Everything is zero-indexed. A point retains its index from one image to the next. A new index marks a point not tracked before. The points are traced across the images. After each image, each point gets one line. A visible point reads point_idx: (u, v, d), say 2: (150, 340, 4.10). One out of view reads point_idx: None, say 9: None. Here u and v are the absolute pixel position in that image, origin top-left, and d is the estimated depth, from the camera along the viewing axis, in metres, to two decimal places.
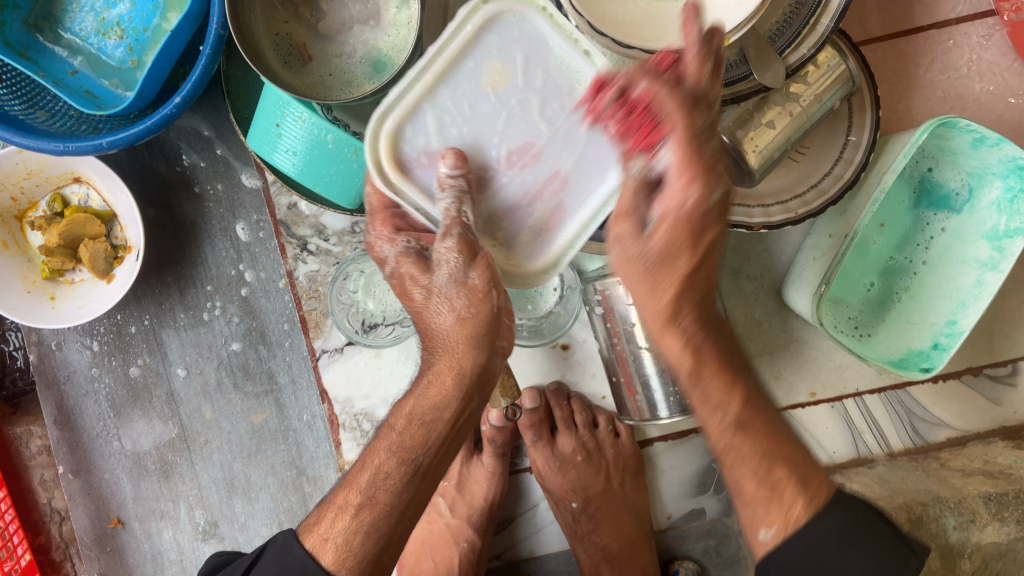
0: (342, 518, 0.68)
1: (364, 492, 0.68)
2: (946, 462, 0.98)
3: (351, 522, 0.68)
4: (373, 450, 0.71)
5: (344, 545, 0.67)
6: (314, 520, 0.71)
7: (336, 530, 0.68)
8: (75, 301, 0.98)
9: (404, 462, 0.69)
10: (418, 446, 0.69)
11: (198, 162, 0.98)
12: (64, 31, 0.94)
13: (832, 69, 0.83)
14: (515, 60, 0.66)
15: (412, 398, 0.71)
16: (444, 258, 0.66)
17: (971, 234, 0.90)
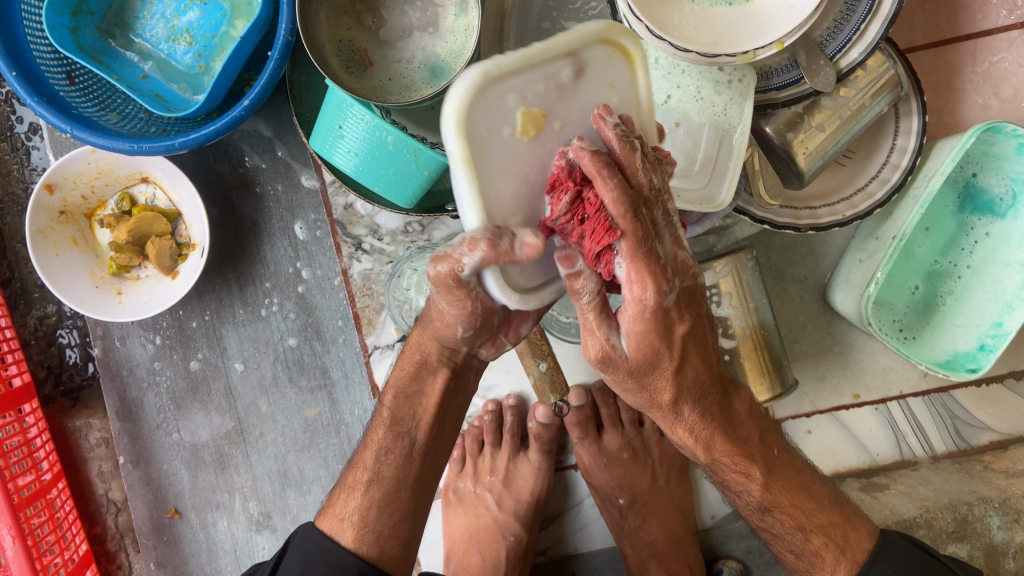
0: (355, 496, 0.76)
1: (371, 470, 0.76)
2: (990, 464, 0.98)
3: (362, 499, 0.75)
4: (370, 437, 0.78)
5: (360, 522, 0.75)
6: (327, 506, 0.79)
7: (350, 509, 0.76)
8: (141, 296, 1.02)
9: (399, 437, 0.75)
10: (409, 420, 0.76)
11: (259, 163, 1.01)
12: (136, 37, 0.98)
13: (880, 75, 0.84)
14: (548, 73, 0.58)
15: (440, 385, 0.78)
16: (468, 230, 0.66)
17: (1015, 238, 0.91)
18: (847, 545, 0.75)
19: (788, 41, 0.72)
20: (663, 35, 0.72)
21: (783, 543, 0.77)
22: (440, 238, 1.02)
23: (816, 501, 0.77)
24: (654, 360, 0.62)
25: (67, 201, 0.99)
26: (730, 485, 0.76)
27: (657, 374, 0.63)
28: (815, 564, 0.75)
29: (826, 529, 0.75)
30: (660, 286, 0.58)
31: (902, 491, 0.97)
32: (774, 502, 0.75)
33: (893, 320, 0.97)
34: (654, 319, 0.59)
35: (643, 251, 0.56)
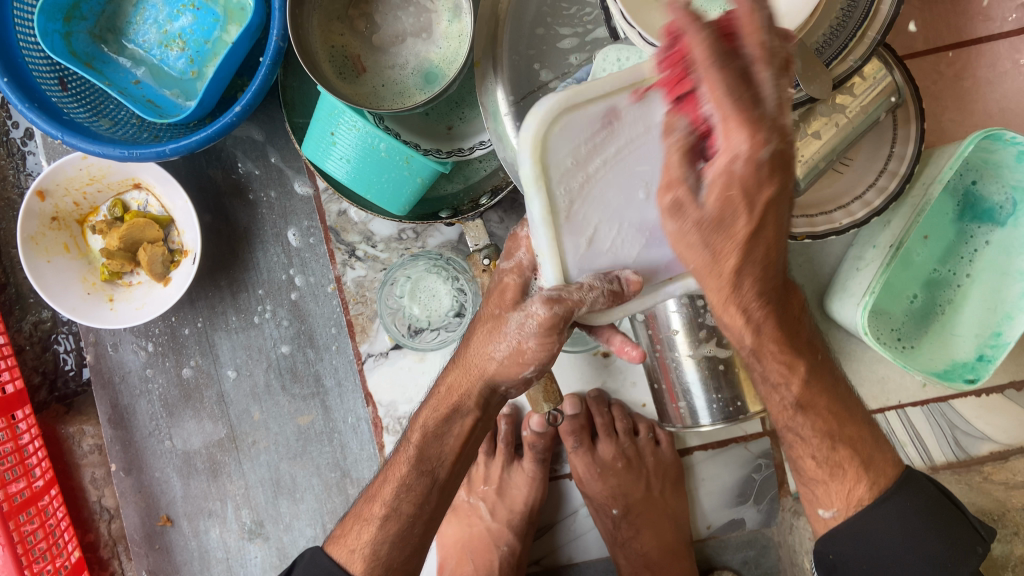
0: (367, 530, 0.75)
1: (387, 505, 0.75)
2: (989, 475, 0.97)
3: (376, 533, 0.75)
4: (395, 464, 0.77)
5: (370, 555, 0.74)
6: (338, 533, 0.79)
7: (363, 540, 0.75)
8: (132, 303, 1.01)
9: (424, 475, 0.75)
10: (435, 460, 0.75)
11: (252, 170, 1.01)
12: (128, 42, 0.98)
13: (877, 82, 0.84)
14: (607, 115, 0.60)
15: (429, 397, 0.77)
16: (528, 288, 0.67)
17: (1015, 246, 0.89)
18: (872, 465, 0.73)
19: (782, 49, 0.72)
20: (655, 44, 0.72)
21: (805, 450, 0.74)
22: (434, 245, 1.01)
23: (849, 413, 0.74)
24: (731, 215, 0.52)
25: (58, 207, 0.99)
26: (767, 378, 0.72)
27: (732, 234, 0.53)
28: (836, 475, 0.73)
29: (855, 443, 0.73)
30: (756, 131, 0.45)
31: None
32: (811, 401, 0.72)
33: (891, 328, 0.96)
34: (747, 171, 0.48)
35: (739, 94, 0.44)
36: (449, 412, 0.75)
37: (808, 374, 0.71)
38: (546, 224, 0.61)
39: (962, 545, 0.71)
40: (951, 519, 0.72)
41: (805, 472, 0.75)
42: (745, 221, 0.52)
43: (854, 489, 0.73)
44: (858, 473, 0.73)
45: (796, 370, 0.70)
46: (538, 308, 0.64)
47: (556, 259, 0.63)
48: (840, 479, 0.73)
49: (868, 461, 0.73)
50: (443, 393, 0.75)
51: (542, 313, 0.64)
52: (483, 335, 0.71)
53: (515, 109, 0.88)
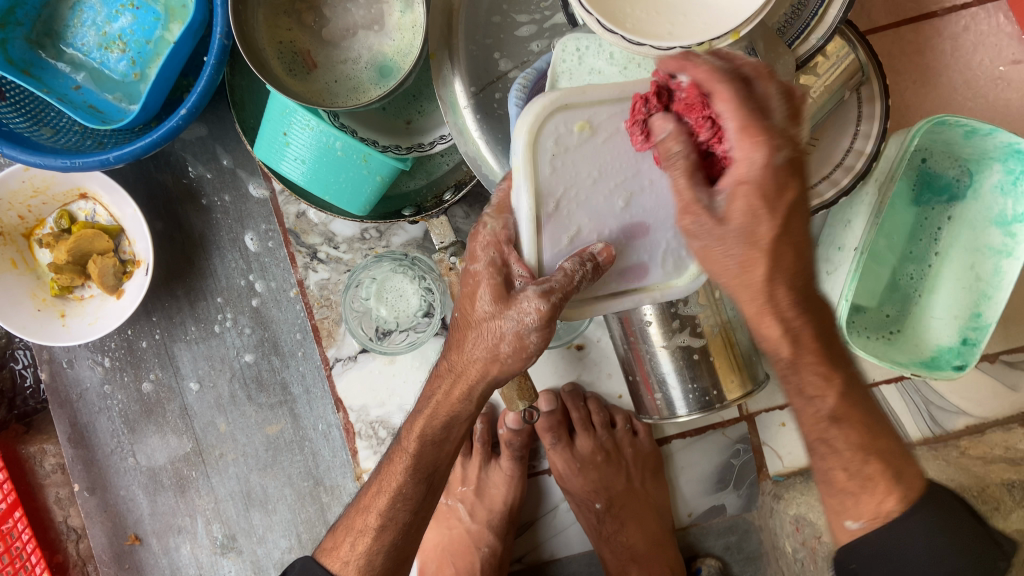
0: (363, 541, 0.73)
1: (384, 515, 0.72)
2: (967, 450, 0.98)
3: (372, 544, 0.72)
4: (388, 470, 0.73)
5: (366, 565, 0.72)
6: (330, 544, 0.75)
7: (357, 552, 0.72)
8: (85, 318, 0.97)
9: (421, 482, 0.72)
10: (432, 466, 0.72)
11: (204, 173, 0.97)
12: (66, 46, 0.93)
13: (840, 59, 0.82)
14: (597, 117, 0.61)
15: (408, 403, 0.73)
16: (525, 309, 0.61)
17: (978, 220, 0.90)
18: (901, 476, 0.63)
19: (743, 30, 0.69)
20: (614, 29, 0.69)
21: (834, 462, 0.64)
22: (399, 244, 0.99)
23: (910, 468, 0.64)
24: (754, 219, 0.55)
25: (2, 222, 0.94)
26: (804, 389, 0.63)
27: (749, 281, 0.58)
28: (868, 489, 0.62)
29: (885, 454, 0.63)
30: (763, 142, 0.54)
31: None
32: (847, 413, 0.63)
33: (876, 313, 0.95)
34: (767, 171, 0.54)
35: (752, 110, 0.54)
36: (449, 419, 0.70)
37: (844, 386, 0.63)
38: (534, 220, 0.61)
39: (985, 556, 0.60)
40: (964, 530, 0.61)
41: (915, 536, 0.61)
42: (770, 227, 0.56)
43: (883, 501, 0.62)
44: (900, 489, 0.63)
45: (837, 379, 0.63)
46: (534, 302, 0.61)
47: (533, 241, 0.61)
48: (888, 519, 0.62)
49: (897, 473, 0.63)
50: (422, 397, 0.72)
51: (539, 308, 0.61)
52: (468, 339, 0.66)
53: (474, 101, 0.86)
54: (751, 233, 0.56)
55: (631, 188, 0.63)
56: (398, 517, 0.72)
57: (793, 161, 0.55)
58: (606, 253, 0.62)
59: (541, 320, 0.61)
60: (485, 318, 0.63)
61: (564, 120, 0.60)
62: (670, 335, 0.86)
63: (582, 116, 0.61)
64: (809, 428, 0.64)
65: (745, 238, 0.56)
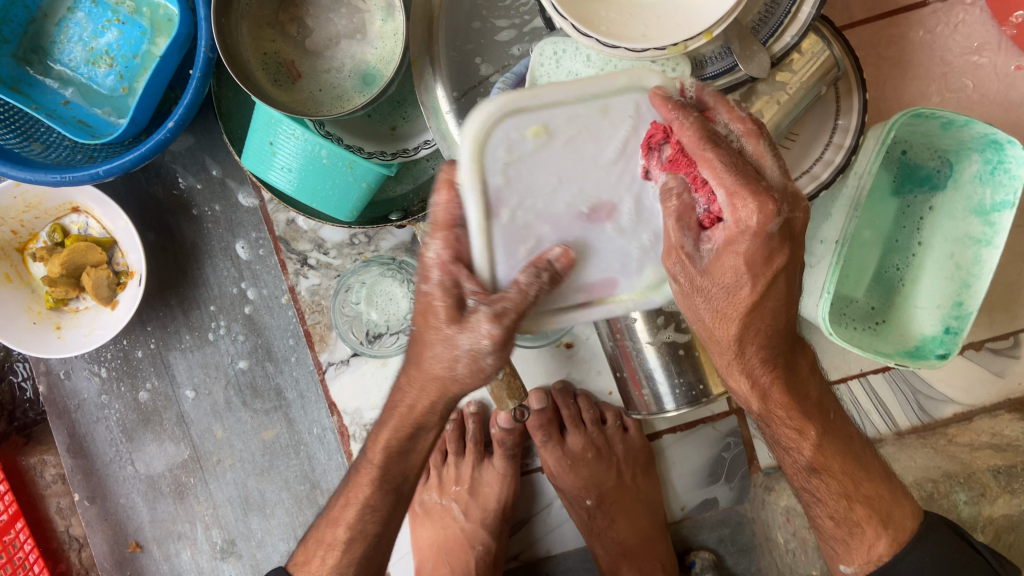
0: (333, 554, 0.76)
1: (353, 528, 0.75)
2: (954, 437, 0.99)
3: (341, 557, 0.75)
4: (355, 484, 0.75)
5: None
6: (303, 558, 0.79)
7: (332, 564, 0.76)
8: (81, 329, 0.98)
9: (388, 493, 0.74)
10: (398, 477, 0.74)
11: (194, 184, 0.98)
12: (55, 63, 0.95)
13: (816, 56, 0.83)
14: (552, 121, 0.62)
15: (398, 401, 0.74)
16: (478, 337, 0.60)
17: (959, 210, 0.90)
18: (890, 522, 0.75)
19: (717, 30, 0.69)
20: (589, 33, 0.70)
21: (823, 510, 0.77)
22: (388, 248, 1.00)
23: (866, 472, 0.76)
24: (736, 282, 0.60)
25: None
26: (779, 442, 0.75)
27: (735, 298, 0.60)
28: (854, 534, 0.75)
29: (871, 501, 0.75)
30: (762, 198, 0.55)
31: None
32: (825, 463, 0.75)
33: (861, 305, 0.96)
34: (759, 235, 0.56)
35: (741, 169, 0.56)
36: (414, 430, 0.70)
37: (820, 440, 0.74)
38: (484, 225, 0.61)
39: None
40: (967, 562, 0.72)
41: (827, 531, 0.78)
42: (747, 294, 0.60)
43: (874, 546, 0.74)
44: (878, 530, 0.75)
45: (809, 435, 0.73)
46: (486, 327, 0.59)
47: (485, 249, 0.61)
48: (859, 538, 0.75)
49: (885, 517, 0.75)
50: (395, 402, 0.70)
51: (492, 332, 0.59)
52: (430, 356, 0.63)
53: (457, 106, 0.87)
54: (734, 285, 0.60)
55: (593, 197, 0.63)
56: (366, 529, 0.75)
57: (784, 229, 0.57)
58: (563, 258, 0.62)
59: (495, 344, 0.60)
60: (442, 338, 0.61)
61: (519, 126, 0.61)
62: (655, 331, 0.88)
63: (536, 121, 0.61)
64: (792, 474, 0.78)
65: (732, 288, 0.60)
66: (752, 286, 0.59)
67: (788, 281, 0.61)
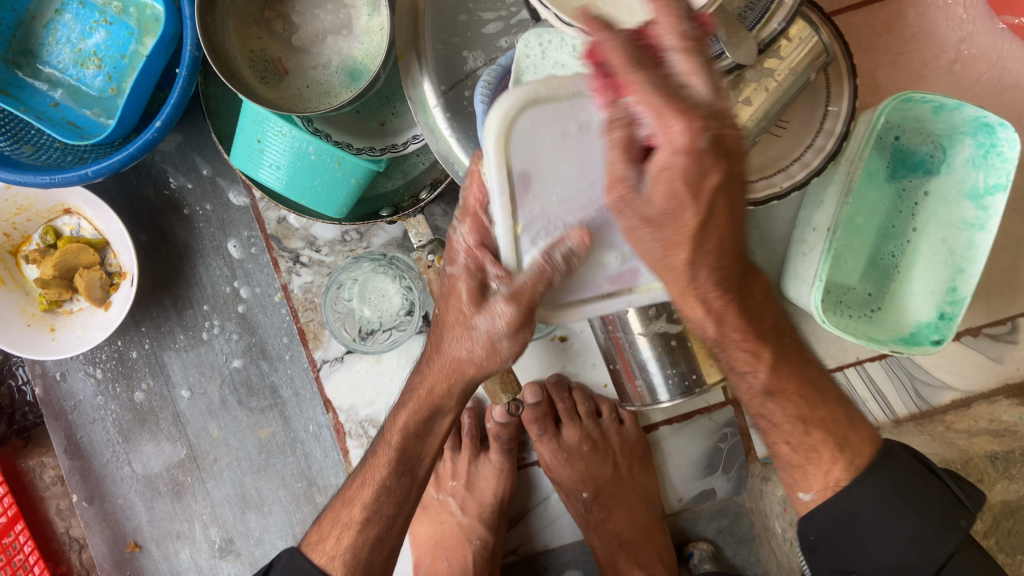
0: (347, 534, 0.74)
1: (368, 508, 0.74)
2: (952, 424, 0.99)
3: (357, 537, 0.74)
4: (372, 465, 0.76)
5: (353, 559, 0.73)
6: (316, 537, 0.77)
7: (341, 545, 0.74)
8: (75, 331, 0.98)
9: (404, 474, 0.75)
10: (416, 457, 0.75)
11: (185, 184, 0.98)
12: (43, 65, 0.95)
13: (804, 42, 0.82)
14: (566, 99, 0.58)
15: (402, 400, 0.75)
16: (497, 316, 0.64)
17: (954, 195, 0.90)
18: (846, 445, 0.71)
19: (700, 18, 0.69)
20: None
21: (778, 434, 0.73)
22: (380, 245, 1.00)
23: (822, 395, 0.73)
24: (677, 207, 0.54)
25: None
26: (733, 367, 0.71)
27: (681, 224, 0.55)
28: (811, 458, 0.72)
29: (828, 424, 0.72)
30: (687, 115, 0.48)
31: None
32: (780, 386, 0.71)
33: (858, 292, 0.95)
34: (684, 162, 0.51)
35: (649, 60, 0.48)
36: (430, 413, 0.74)
37: (774, 360, 0.70)
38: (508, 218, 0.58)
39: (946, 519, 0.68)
40: (926, 494, 0.69)
41: (783, 457, 0.74)
42: (692, 212, 0.54)
43: (830, 471, 0.71)
44: (834, 454, 0.71)
45: (763, 357, 0.70)
46: (502, 309, 0.63)
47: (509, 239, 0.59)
48: (816, 462, 0.71)
49: (843, 441, 0.71)
50: (424, 394, 0.73)
51: (507, 312, 0.63)
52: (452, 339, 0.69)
53: (445, 100, 0.87)
54: (674, 211, 0.54)
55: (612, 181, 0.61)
56: (379, 507, 0.74)
57: (722, 148, 0.51)
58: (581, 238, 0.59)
59: (510, 324, 0.64)
60: (461, 319, 0.67)
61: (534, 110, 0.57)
62: (648, 321, 0.88)
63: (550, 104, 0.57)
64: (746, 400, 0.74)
65: (671, 214, 0.54)
66: (690, 215, 0.54)
67: (729, 195, 0.55)
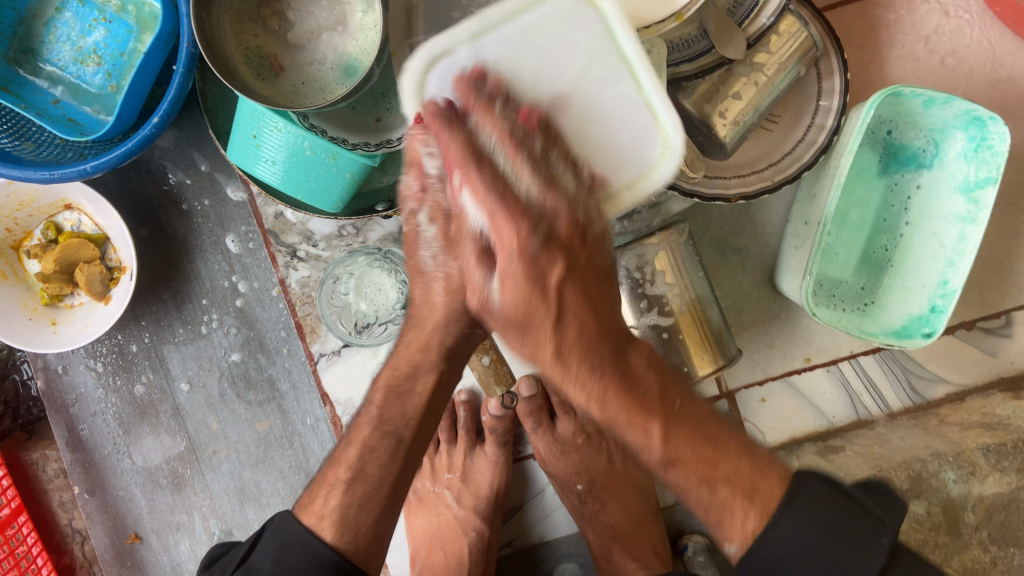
0: (334, 495, 0.71)
1: (354, 467, 0.72)
2: (945, 417, 0.99)
3: (342, 497, 0.71)
4: (356, 428, 0.75)
5: (340, 519, 0.70)
6: (305, 499, 0.73)
7: (331, 507, 0.71)
8: (75, 324, 1.00)
9: (387, 435, 0.73)
10: (398, 419, 0.73)
11: (184, 179, 1.00)
12: (44, 63, 0.96)
13: (795, 36, 0.83)
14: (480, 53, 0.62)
15: (385, 373, 0.75)
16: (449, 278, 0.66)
17: (946, 188, 0.90)
18: (756, 493, 0.63)
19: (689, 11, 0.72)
20: None
21: (681, 472, 0.64)
22: (376, 240, 1.02)
23: (719, 449, 0.65)
24: (530, 320, 0.56)
25: None
26: (630, 440, 0.64)
27: (538, 335, 0.57)
28: (721, 510, 0.64)
29: (734, 481, 0.63)
30: (520, 222, 0.54)
31: (857, 451, 0.97)
32: (676, 455, 0.64)
33: (850, 285, 0.96)
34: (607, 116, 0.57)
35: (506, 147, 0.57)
36: (411, 369, 0.73)
37: (666, 422, 0.63)
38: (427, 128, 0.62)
39: (861, 549, 0.59)
40: (844, 523, 0.60)
41: (692, 496, 0.66)
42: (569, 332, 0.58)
43: (745, 520, 0.63)
44: (745, 502, 0.63)
45: (653, 415, 0.62)
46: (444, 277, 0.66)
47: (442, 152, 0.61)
48: (723, 508, 0.64)
49: (752, 492, 0.63)
50: (402, 353, 0.73)
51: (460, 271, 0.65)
52: (431, 304, 0.71)
53: None
54: (528, 320, 0.56)
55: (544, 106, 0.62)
56: (368, 480, 0.72)
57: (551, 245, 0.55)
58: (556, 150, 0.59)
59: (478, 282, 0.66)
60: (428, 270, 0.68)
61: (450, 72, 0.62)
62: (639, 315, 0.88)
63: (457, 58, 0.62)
64: (654, 467, 0.66)
65: (527, 325, 0.57)
66: (546, 316, 0.56)
67: (587, 287, 0.58)
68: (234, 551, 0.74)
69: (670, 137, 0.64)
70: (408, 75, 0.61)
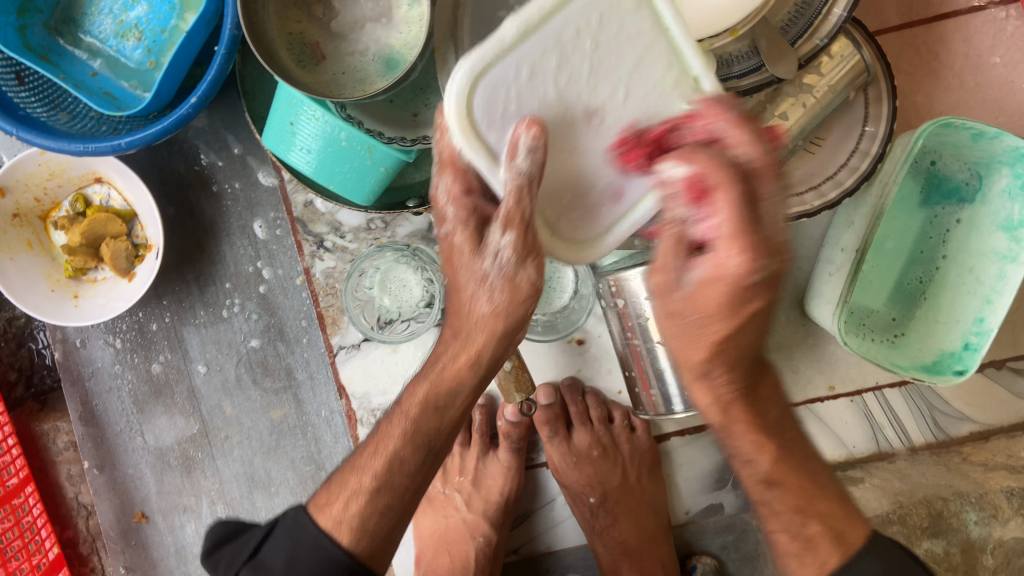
0: (356, 500, 0.65)
1: (378, 474, 0.66)
2: (969, 456, 0.98)
3: (365, 504, 0.65)
4: (386, 430, 0.68)
5: (359, 526, 0.64)
6: (324, 499, 0.67)
7: (350, 513, 0.65)
8: (98, 299, 0.99)
9: (421, 448, 0.66)
10: (433, 434, 0.66)
11: (216, 161, 0.99)
12: (84, 34, 0.95)
13: (846, 59, 0.82)
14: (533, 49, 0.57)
15: (425, 383, 0.67)
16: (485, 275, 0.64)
17: (986, 223, 0.88)
18: (844, 539, 0.64)
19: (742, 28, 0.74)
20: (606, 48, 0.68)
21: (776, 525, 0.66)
22: (404, 235, 1.01)
23: (821, 488, 0.67)
24: (711, 315, 0.59)
25: (20, 204, 0.97)
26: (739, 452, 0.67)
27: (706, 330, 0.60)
28: (807, 551, 0.64)
29: (827, 519, 0.65)
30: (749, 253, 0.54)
31: (877, 485, 0.96)
32: (783, 476, 0.66)
33: (882, 315, 0.95)
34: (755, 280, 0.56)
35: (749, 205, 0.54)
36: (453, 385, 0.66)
37: (778, 452, 0.66)
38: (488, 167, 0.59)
39: None
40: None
41: (780, 547, 0.66)
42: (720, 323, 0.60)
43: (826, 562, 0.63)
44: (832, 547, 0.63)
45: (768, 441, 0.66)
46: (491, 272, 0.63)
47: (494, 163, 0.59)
48: (813, 554, 0.64)
49: (840, 536, 0.64)
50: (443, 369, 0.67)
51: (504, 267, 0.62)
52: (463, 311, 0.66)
53: None
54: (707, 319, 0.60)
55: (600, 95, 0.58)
56: (397, 479, 0.66)
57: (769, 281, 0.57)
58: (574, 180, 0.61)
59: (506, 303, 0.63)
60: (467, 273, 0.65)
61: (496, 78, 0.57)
62: None
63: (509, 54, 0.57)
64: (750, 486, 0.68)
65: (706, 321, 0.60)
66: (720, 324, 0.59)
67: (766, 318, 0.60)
68: (251, 535, 0.70)
69: (700, 83, 0.59)
70: (450, 99, 0.56)
